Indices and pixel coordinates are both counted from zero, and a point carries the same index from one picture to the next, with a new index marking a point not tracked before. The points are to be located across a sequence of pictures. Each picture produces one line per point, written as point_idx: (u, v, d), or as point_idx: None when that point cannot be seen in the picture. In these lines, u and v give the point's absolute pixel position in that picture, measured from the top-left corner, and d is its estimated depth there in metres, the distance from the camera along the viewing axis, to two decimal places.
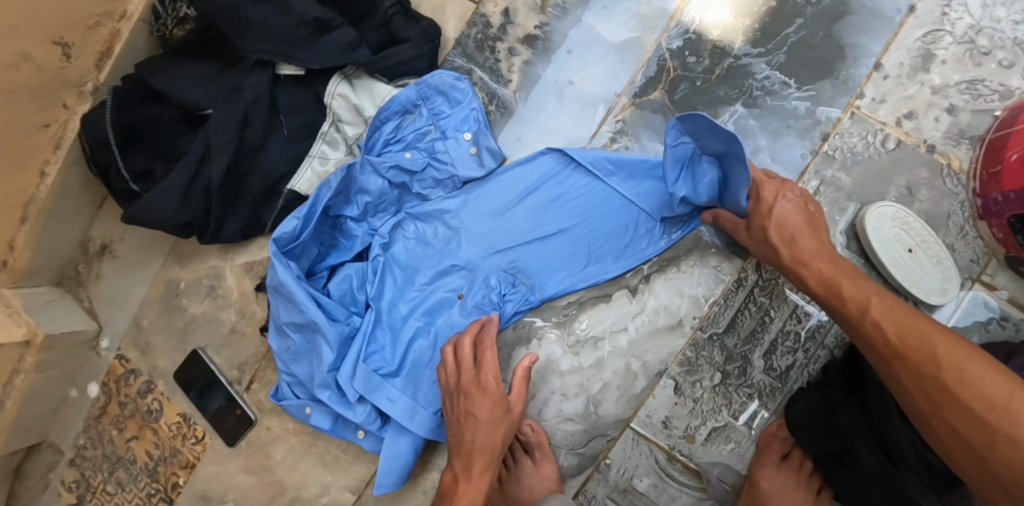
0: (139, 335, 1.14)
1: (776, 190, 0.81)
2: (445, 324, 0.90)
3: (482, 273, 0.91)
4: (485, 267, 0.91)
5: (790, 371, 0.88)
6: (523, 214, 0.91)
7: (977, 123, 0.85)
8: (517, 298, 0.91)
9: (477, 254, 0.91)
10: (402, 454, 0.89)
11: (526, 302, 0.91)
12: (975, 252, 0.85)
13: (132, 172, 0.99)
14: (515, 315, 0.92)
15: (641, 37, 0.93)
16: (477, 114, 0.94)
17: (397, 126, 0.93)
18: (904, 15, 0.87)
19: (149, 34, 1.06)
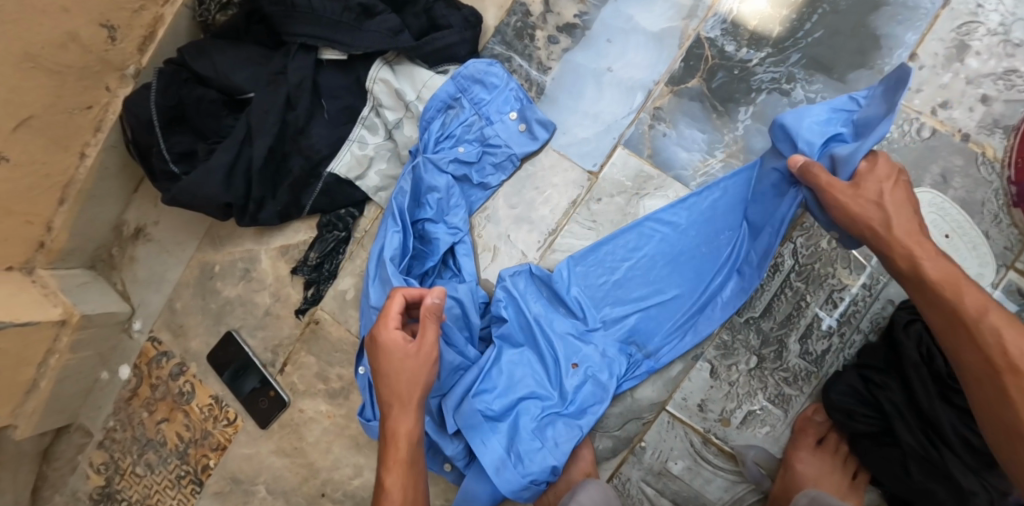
0: (173, 318, 1.15)
1: (880, 183, 0.72)
2: (546, 371, 0.89)
3: (597, 338, 0.90)
4: (599, 327, 0.90)
5: (825, 356, 0.89)
6: (634, 268, 0.91)
7: (1011, 113, 0.87)
8: (631, 366, 0.90)
9: (594, 313, 0.91)
10: (480, 498, 0.87)
11: (641, 368, 0.90)
12: (1009, 239, 0.86)
13: (173, 153, 1.01)
14: (628, 382, 0.90)
15: (678, 26, 0.95)
16: (517, 93, 0.98)
17: (444, 123, 0.98)
18: (939, 7, 0.89)
19: (191, 19, 1.08)
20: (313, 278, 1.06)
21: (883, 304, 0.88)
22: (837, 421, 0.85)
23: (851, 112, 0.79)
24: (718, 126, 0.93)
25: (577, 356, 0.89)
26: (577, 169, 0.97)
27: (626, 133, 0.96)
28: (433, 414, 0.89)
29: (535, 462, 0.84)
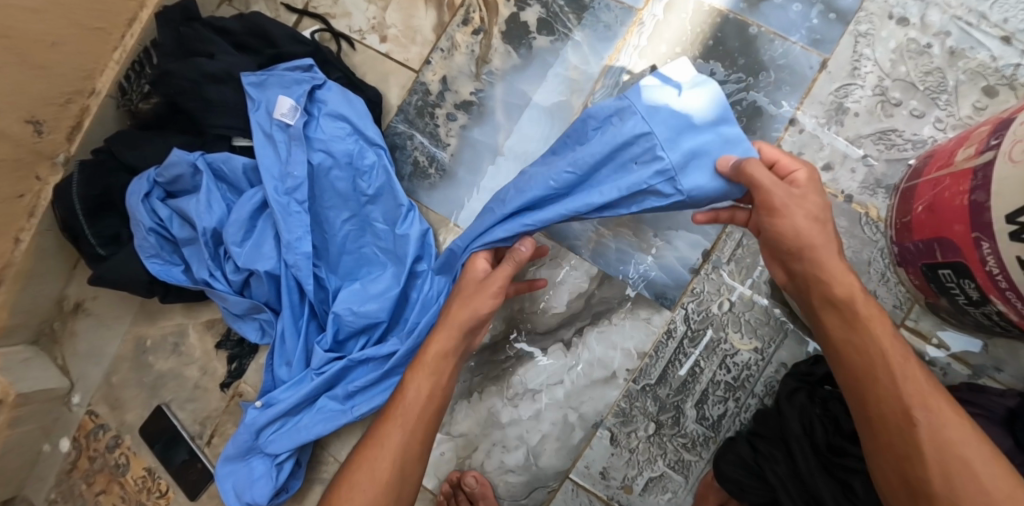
0: (109, 392, 1.16)
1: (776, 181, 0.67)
2: (263, 273, 0.95)
3: (262, 275, 0.95)
4: (258, 269, 0.95)
5: (722, 420, 0.89)
6: None
7: (892, 172, 0.89)
8: (266, 275, 0.96)
9: (269, 266, 0.95)
10: (248, 329, 1.01)
11: (226, 267, 0.98)
12: (898, 297, 0.88)
13: (102, 237, 1.04)
14: (270, 257, 0.96)
15: (568, 100, 0.98)
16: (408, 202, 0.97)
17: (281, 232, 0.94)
18: (816, 71, 0.93)
19: (117, 108, 1.11)
20: (235, 353, 1.08)
21: (776, 369, 0.88)
22: (730, 493, 0.82)
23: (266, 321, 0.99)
24: None
25: (269, 287, 0.97)
26: None
27: None
28: (233, 278, 0.97)
29: (250, 324, 1.01)
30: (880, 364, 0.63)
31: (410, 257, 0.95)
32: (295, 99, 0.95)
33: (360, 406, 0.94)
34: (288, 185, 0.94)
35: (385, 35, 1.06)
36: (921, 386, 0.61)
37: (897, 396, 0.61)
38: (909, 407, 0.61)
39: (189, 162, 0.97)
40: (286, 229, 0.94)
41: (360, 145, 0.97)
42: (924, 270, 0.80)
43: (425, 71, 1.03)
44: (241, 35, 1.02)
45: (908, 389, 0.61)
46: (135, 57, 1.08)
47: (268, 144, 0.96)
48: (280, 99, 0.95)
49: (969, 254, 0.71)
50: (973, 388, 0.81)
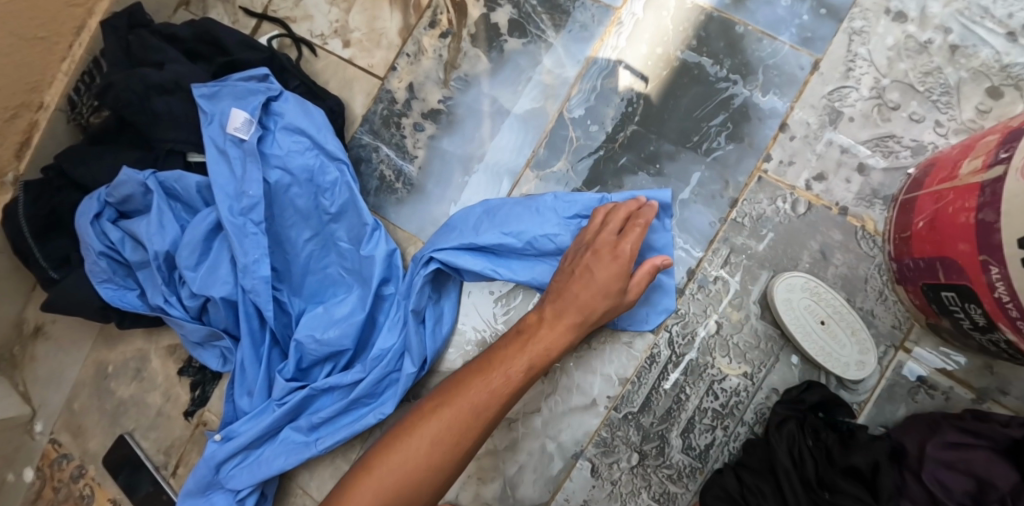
0: (72, 419, 1.10)
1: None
2: (220, 299, 0.89)
3: (218, 301, 0.89)
4: (214, 295, 0.89)
5: (709, 450, 0.83)
6: None
7: (890, 182, 0.83)
8: (223, 301, 0.90)
9: (226, 291, 0.89)
10: (208, 357, 0.95)
11: (182, 292, 0.92)
12: (897, 317, 0.82)
13: (51, 260, 0.98)
14: (226, 282, 0.90)
15: (543, 107, 0.91)
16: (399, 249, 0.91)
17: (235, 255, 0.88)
18: (808, 73, 0.86)
19: (68, 123, 1.04)
20: (198, 380, 1.03)
21: (766, 395, 0.83)
22: None
23: (226, 348, 0.94)
24: None
25: (228, 313, 0.91)
26: None
27: None
28: (189, 305, 0.92)
29: (210, 352, 0.95)
30: None
31: (376, 279, 0.89)
32: (248, 112, 0.89)
33: (326, 438, 0.88)
34: (242, 205, 0.88)
35: (348, 39, 0.99)
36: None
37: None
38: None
39: (138, 181, 0.91)
40: (242, 252, 0.87)
41: (320, 160, 0.91)
42: (926, 290, 0.74)
43: (391, 78, 0.97)
44: (192, 42, 0.96)
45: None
46: (84, 67, 1.02)
47: (222, 161, 0.89)
48: (232, 113, 0.88)
49: (975, 278, 0.64)
50: (978, 415, 0.74)
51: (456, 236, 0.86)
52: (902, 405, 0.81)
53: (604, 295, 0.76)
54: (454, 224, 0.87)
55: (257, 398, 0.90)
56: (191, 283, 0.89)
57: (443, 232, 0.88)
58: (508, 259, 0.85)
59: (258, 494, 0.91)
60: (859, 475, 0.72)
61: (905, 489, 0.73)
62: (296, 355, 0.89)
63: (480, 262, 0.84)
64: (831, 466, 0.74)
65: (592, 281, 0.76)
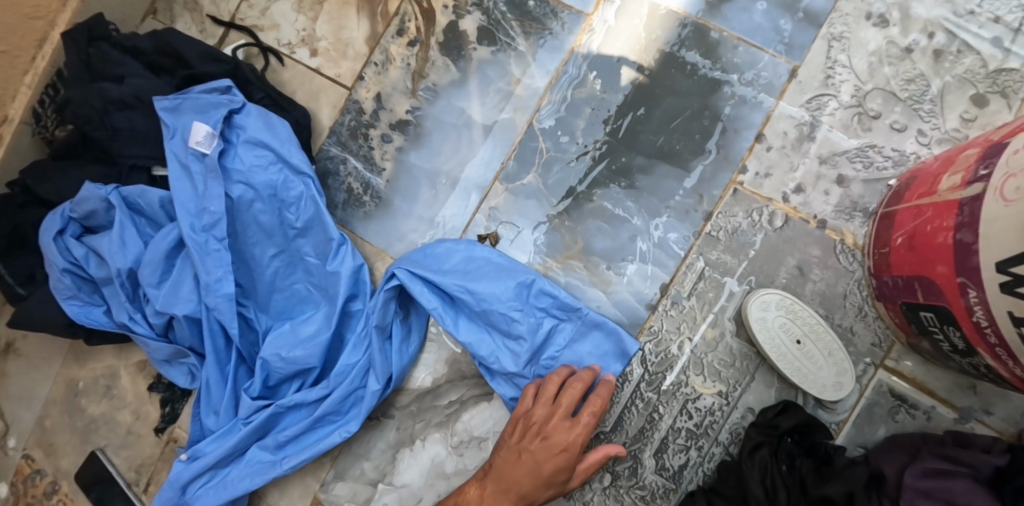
0: (44, 436, 1.09)
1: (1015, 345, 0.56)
2: (183, 316, 0.88)
3: (183, 319, 0.88)
4: (177, 313, 0.87)
5: (683, 471, 0.81)
6: None
7: (870, 194, 0.80)
8: (187, 319, 0.88)
9: (189, 309, 0.88)
10: (176, 374, 0.94)
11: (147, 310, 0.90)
12: (877, 335, 0.79)
13: (18, 276, 0.97)
14: (190, 299, 0.88)
15: (513, 118, 0.89)
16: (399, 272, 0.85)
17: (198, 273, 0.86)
18: (786, 81, 0.83)
19: (33, 136, 1.01)
20: (167, 397, 1.01)
21: (742, 415, 0.80)
22: None
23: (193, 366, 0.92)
24: (556, 226, 0.86)
25: (193, 331, 0.89)
26: None
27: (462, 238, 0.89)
28: (155, 322, 0.90)
29: (178, 369, 0.93)
30: None
31: (341, 296, 0.86)
32: (209, 126, 0.87)
33: (292, 458, 0.86)
34: (204, 222, 0.86)
35: (315, 48, 0.96)
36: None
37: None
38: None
39: (100, 196, 0.89)
40: (204, 269, 0.86)
41: (284, 174, 0.88)
42: (904, 309, 0.71)
43: (358, 88, 0.94)
44: (152, 54, 0.94)
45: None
46: (48, 80, 1.00)
47: (183, 176, 0.87)
48: (193, 127, 0.86)
49: (954, 301, 0.61)
50: (959, 441, 0.71)
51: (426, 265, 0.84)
52: (881, 426, 0.78)
53: (544, 486, 0.71)
54: (429, 252, 0.85)
55: (223, 417, 0.88)
56: (154, 301, 0.88)
57: (416, 255, 0.85)
58: (460, 311, 0.84)
59: None
60: None
61: None
62: (261, 375, 0.87)
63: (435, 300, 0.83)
64: (804, 496, 0.71)
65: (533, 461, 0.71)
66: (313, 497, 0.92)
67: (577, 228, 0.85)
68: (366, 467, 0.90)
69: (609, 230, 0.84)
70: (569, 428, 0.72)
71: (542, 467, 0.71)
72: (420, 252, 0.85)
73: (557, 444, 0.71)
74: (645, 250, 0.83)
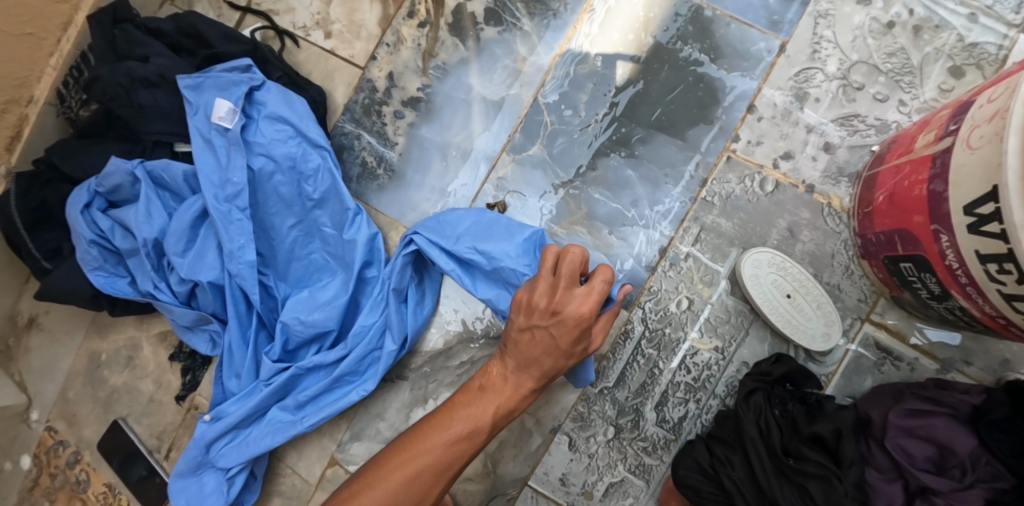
0: (66, 407, 1.12)
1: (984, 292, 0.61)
2: (207, 283, 0.92)
3: (206, 286, 0.92)
4: (202, 280, 0.92)
5: (682, 423, 0.86)
6: None
7: (855, 160, 0.85)
8: (211, 286, 0.93)
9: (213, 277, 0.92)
10: (198, 342, 0.98)
11: (170, 278, 0.95)
12: (863, 291, 0.84)
13: (44, 251, 1.00)
14: (213, 267, 0.93)
15: (519, 93, 0.94)
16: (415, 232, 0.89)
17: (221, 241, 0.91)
18: (775, 55, 0.88)
19: (57, 116, 1.06)
20: (188, 366, 1.05)
21: (737, 368, 0.85)
22: (688, 498, 0.80)
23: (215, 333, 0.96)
24: (561, 194, 0.91)
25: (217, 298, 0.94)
26: None
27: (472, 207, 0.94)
28: (178, 290, 0.94)
29: (199, 336, 0.98)
30: None
31: (358, 262, 0.91)
32: (232, 102, 0.92)
33: (312, 416, 0.91)
34: (228, 193, 0.91)
35: (329, 30, 1.01)
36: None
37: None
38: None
39: (127, 170, 0.94)
40: (228, 238, 0.90)
41: (303, 149, 0.93)
42: (886, 262, 0.77)
43: (371, 68, 0.99)
44: (175, 35, 0.99)
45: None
46: (72, 62, 1.03)
47: (207, 150, 0.92)
48: (216, 103, 0.91)
49: (929, 248, 0.67)
50: (940, 384, 0.77)
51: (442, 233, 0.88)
52: (868, 376, 0.84)
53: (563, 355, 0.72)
54: (442, 220, 0.89)
55: (244, 379, 0.93)
56: (178, 269, 0.92)
57: (430, 223, 0.89)
58: (475, 274, 0.88)
59: (248, 473, 0.93)
60: (823, 444, 0.75)
61: (872, 457, 0.76)
62: (281, 339, 0.92)
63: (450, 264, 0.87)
64: (796, 434, 0.77)
65: (545, 338, 0.72)
66: (331, 456, 0.97)
67: (580, 196, 0.91)
68: (381, 426, 0.95)
69: (610, 197, 0.90)
70: (582, 297, 0.71)
71: (559, 340, 0.71)
72: (436, 220, 0.89)
73: (569, 317, 0.71)
74: (645, 214, 0.89)
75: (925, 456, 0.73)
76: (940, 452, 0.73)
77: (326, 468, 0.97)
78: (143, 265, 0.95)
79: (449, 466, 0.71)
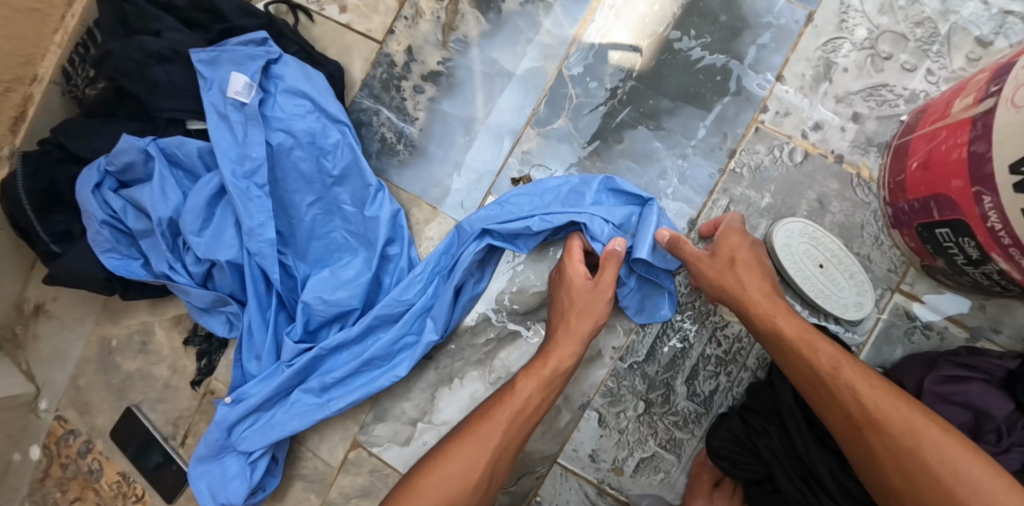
0: (78, 395, 1.09)
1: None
2: (225, 262, 0.90)
3: (225, 265, 0.90)
4: (221, 259, 0.90)
5: (713, 396, 0.86)
6: None
7: (884, 130, 0.85)
8: (231, 265, 0.91)
9: (233, 256, 0.90)
10: (215, 324, 0.95)
11: (185, 258, 0.92)
12: (893, 261, 0.84)
13: (52, 233, 0.97)
14: (232, 246, 0.91)
15: (542, 66, 0.92)
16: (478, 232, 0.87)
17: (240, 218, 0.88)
18: (802, 25, 0.87)
19: (63, 95, 1.02)
20: (205, 349, 1.03)
21: None
22: (724, 469, 0.80)
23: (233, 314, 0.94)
24: (588, 168, 0.90)
25: (237, 278, 0.92)
26: (450, 222, 0.93)
27: (497, 182, 0.93)
28: (194, 270, 0.92)
29: (216, 318, 0.95)
30: (819, 354, 0.67)
31: (382, 239, 0.90)
32: (249, 76, 0.89)
33: (338, 400, 0.89)
34: (247, 169, 0.89)
35: (345, 4, 0.99)
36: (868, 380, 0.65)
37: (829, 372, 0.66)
38: (912, 426, 0.61)
39: (140, 148, 0.91)
40: (247, 216, 0.88)
41: (323, 123, 0.91)
42: (920, 230, 0.77)
43: (389, 42, 0.97)
44: (186, 9, 0.95)
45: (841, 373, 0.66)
46: (79, 39, 1.00)
47: (223, 126, 0.90)
48: (232, 77, 0.89)
49: (968, 211, 0.67)
50: (972, 350, 0.77)
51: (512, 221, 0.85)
52: (899, 346, 0.84)
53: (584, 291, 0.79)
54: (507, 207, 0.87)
55: (266, 361, 0.91)
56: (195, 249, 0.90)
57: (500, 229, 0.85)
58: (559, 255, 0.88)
59: (271, 457, 0.92)
60: None
61: None
62: (304, 319, 0.90)
63: (536, 218, 0.83)
64: None
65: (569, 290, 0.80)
66: (354, 439, 0.95)
67: (607, 168, 0.90)
68: (406, 407, 0.93)
69: (637, 169, 0.89)
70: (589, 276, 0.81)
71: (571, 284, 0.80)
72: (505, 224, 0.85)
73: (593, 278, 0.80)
74: (673, 187, 0.88)
75: (961, 422, 0.73)
76: (976, 418, 0.73)
77: (349, 451, 0.95)
78: (158, 245, 0.93)
79: (488, 437, 0.73)
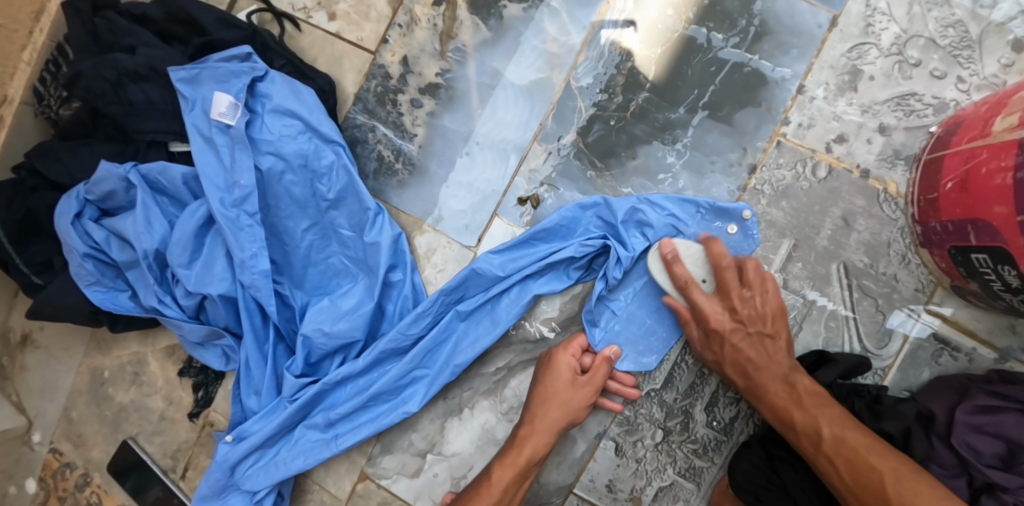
0: (70, 427, 1.05)
1: None
2: (218, 295, 0.85)
3: (217, 299, 0.85)
4: (212, 293, 0.85)
5: (734, 423, 0.83)
6: None
7: (912, 142, 0.80)
8: (224, 298, 0.86)
9: (226, 288, 0.85)
10: (209, 358, 0.91)
11: (175, 291, 0.87)
12: (920, 281, 0.80)
13: (33, 265, 0.91)
14: (225, 277, 0.86)
15: (548, 77, 0.87)
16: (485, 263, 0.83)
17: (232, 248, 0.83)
18: (826, 30, 0.82)
19: (36, 116, 0.96)
20: (201, 381, 0.99)
21: None
22: None
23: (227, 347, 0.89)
24: (600, 186, 0.85)
25: (231, 310, 0.87)
26: (454, 245, 0.89)
27: (503, 202, 0.87)
28: (185, 303, 0.87)
29: (210, 351, 0.91)
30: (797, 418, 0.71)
31: (383, 266, 0.84)
32: (232, 96, 0.83)
33: (345, 437, 0.86)
34: (236, 198, 0.83)
35: (334, 11, 0.92)
36: (860, 436, 0.67)
37: (820, 441, 0.68)
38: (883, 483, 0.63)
39: (120, 175, 0.85)
40: (238, 247, 0.83)
41: (315, 144, 0.85)
42: (953, 252, 0.72)
43: (383, 52, 0.91)
44: (163, 22, 0.88)
45: (823, 416, 0.69)
46: (49, 56, 0.93)
47: (208, 150, 0.84)
48: (215, 97, 0.82)
49: (1011, 240, 0.62)
50: (1005, 378, 0.73)
51: (531, 253, 0.83)
52: (926, 369, 0.80)
53: (569, 388, 0.79)
54: (527, 240, 0.84)
55: (266, 397, 0.87)
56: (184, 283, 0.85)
57: (504, 255, 0.84)
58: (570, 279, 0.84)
59: (276, 494, 0.88)
60: (891, 442, 0.72)
61: (934, 454, 0.71)
62: (304, 353, 0.86)
63: (574, 246, 0.81)
64: None
65: (551, 392, 0.79)
66: (360, 471, 0.92)
67: (618, 187, 0.85)
68: (413, 439, 0.90)
69: (651, 186, 0.84)
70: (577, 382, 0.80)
71: (559, 381, 0.79)
72: (506, 251, 0.84)
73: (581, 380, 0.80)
74: None
75: (993, 452, 0.69)
76: (1009, 449, 0.68)
77: (356, 483, 0.92)
78: (146, 278, 0.88)
79: None
